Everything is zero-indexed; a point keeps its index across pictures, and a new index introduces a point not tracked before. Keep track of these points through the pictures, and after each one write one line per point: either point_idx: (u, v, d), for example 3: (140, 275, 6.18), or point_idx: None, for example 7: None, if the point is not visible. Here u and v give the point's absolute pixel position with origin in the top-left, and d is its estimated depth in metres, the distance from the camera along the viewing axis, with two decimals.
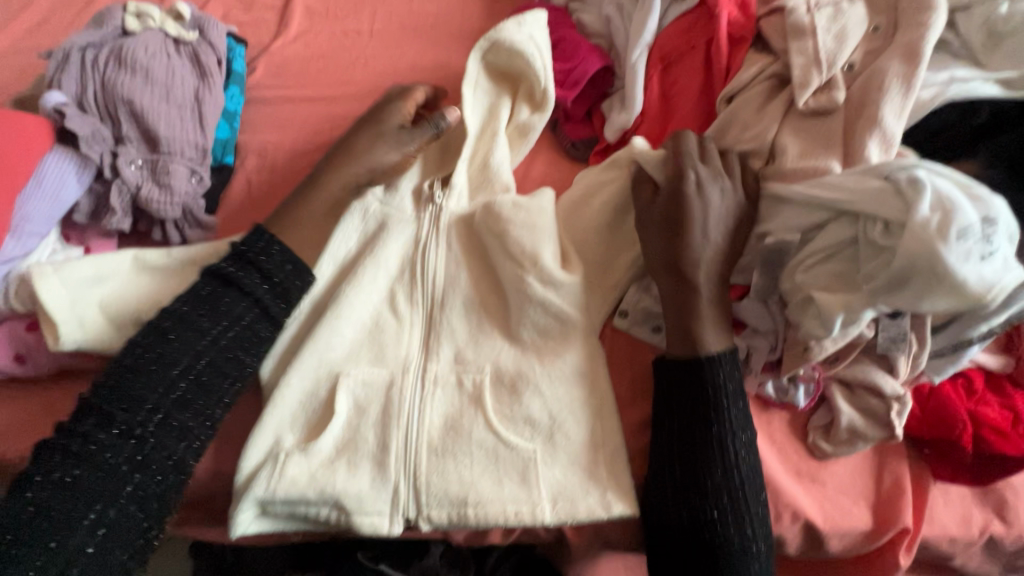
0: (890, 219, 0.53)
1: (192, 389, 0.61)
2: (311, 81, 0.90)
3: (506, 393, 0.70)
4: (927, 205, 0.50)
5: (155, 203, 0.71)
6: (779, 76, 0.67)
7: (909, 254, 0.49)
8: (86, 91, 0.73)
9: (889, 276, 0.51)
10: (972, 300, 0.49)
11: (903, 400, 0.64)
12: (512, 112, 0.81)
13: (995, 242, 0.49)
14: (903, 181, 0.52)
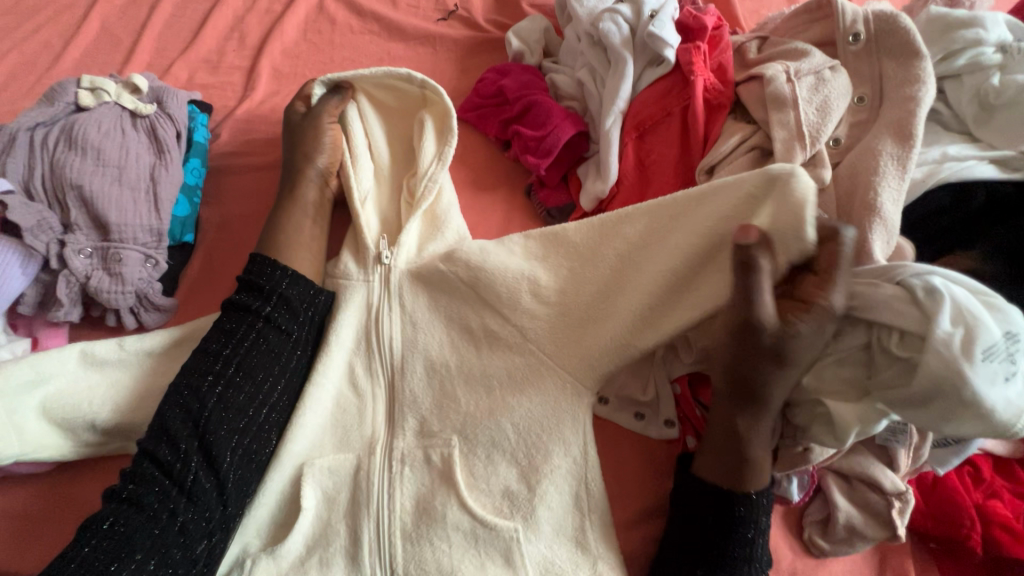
0: (906, 330, 0.48)
1: (221, 415, 0.60)
2: (277, 147, 0.87)
3: (477, 467, 0.64)
4: (946, 319, 0.46)
5: (106, 293, 0.68)
6: (760, 147, 0.63)
7: (935, 373, 0.46)
8: (34, 176, 0.70)
9: (910, 394, 0.47)
10: (997, 426, 0.46)
11: (904, 497, 0.60)
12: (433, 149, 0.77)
13: (1018, 360, 0.45)
14: (918, 289, 0.48)
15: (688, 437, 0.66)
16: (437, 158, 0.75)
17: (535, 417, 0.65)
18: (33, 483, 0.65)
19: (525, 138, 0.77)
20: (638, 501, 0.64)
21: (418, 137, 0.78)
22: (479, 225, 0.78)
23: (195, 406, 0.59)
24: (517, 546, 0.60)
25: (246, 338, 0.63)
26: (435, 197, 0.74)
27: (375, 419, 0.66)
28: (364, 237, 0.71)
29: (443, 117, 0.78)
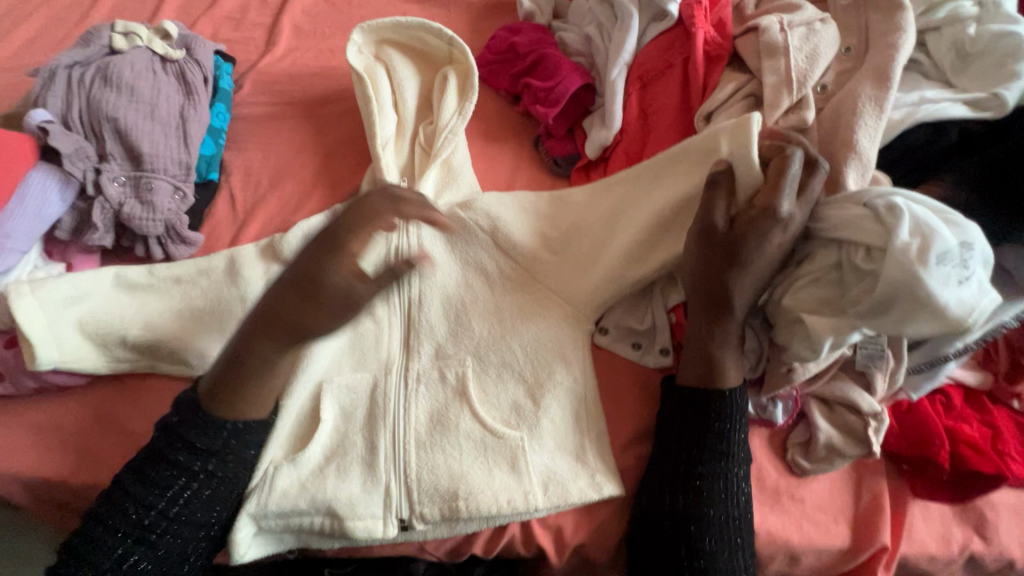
0: (872, 245, 0.53)
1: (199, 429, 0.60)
2: (297, 97, 0.91)
3: (484, 389, 0.69)
4: (906, 230, 0.51)
5: (138, 219, 0.72)
6: (753, 95, 0.68)
7: (893, 280, 0.51)
8: (71, 109, 0.73)
9: (872, 302, 0.52)
10: (951, 325, 0.50)
11: (880, 417, 0.65)
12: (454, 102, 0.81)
13: (972, 266, 0.50)
14: (881, 208, 0.53)
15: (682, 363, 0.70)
16: (457, 113, 0.79)
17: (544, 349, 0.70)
18: (69, 394, 0.69)
19: (535, 90, 0.82)
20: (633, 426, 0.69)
21: (440, 91, 0.83)
22: (488, 172, 0.82)
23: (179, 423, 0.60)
24: (518, 457, 0.65)
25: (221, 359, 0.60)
26: (453, 149, 0.79)
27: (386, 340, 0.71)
28: (383, 177, 0.76)
29: (465, 74, 0.82)
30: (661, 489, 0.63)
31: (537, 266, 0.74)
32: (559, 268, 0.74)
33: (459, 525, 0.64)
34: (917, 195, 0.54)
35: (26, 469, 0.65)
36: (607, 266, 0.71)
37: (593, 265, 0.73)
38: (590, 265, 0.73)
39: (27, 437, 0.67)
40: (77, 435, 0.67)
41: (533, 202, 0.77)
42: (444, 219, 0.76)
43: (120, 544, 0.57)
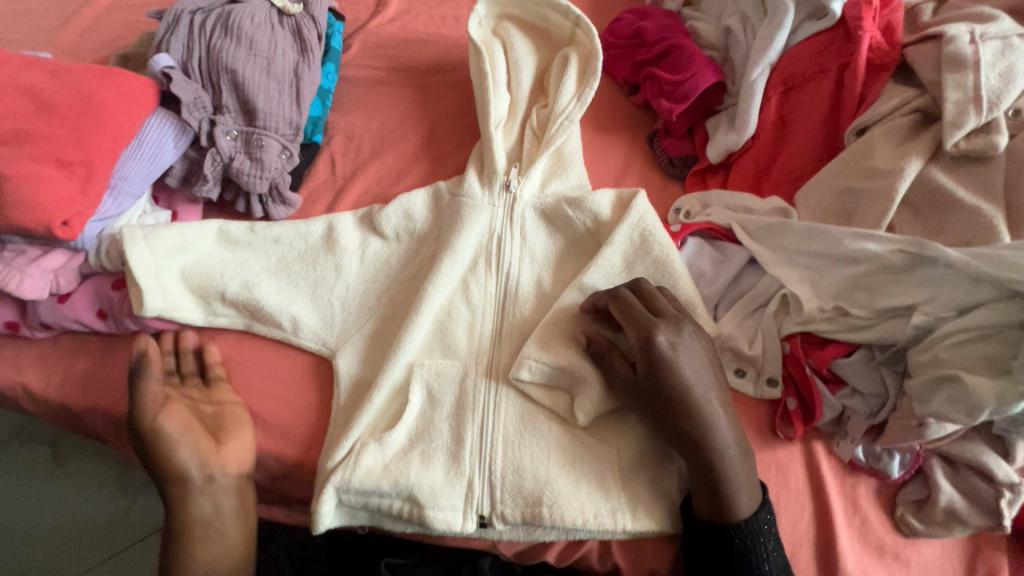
0: None
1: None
2: (404, 65, 0.89)
3: (564, 399, 0.65)
4: None
5: (246, 175, 0.71)
6: (924, 111, 0.60)
7: None
8: (192, 56, 0.73)
9: None
10: None
11: (1016, 489, 0.58)
12: (575, 87, 0.76)
13: None
14: None
15: (791, 398, 0.64)
16: (575, 99, 0.75)
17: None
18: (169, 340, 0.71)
19: (661, 81, 0.76)
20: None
21: (558, 75, 0.78)
22: (598, 164, 0.78)
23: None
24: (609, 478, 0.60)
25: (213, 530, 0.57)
26: (567, 138, 0.75)
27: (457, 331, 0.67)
28: (492, 160, 0.73)
29: (587, 59, 0.78)
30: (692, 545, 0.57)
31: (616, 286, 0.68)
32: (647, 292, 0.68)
33: (539, 530, 0.61)
34: None
35: (124, 409, 0.68)
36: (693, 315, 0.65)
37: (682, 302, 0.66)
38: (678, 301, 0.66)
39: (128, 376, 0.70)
40: None
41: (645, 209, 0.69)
42: (550, 211, 0.72)
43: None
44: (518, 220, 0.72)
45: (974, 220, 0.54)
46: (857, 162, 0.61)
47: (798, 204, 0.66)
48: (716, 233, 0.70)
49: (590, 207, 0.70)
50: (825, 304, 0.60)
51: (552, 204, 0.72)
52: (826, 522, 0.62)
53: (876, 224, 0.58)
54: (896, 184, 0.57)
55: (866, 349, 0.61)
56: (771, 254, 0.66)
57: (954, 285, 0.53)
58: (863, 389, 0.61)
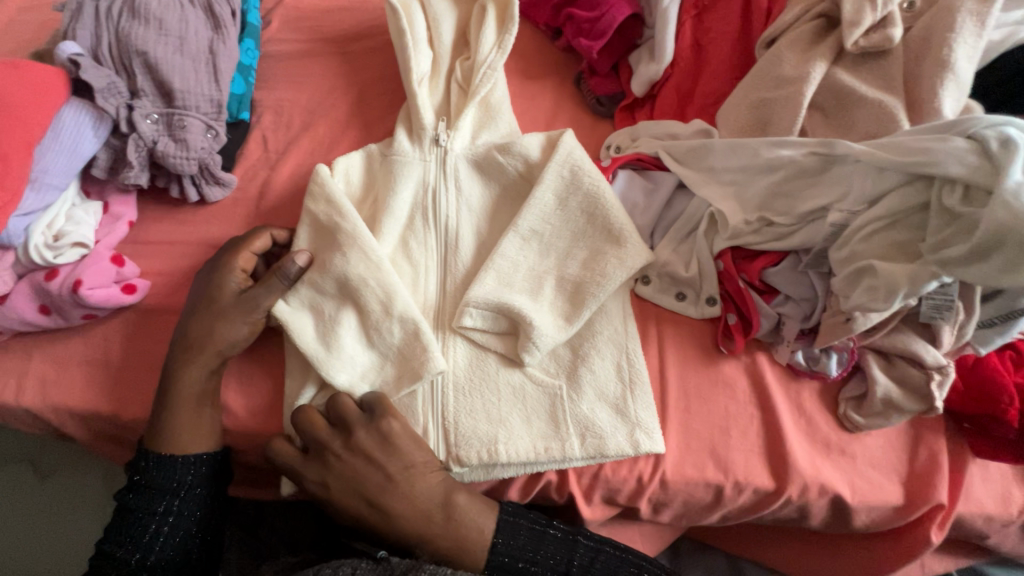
0: (972, 184, 0.48)
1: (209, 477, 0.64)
2: (328, 34, 0.88)
3: (511, 342, 0.67)
4: (1020, 169, 0.45)
5: (171, 157, 0.70)
6: (827, 15, 0.61)
7: (996, 224, 0.45)
8: (101, 43, 0.71)
9: (969, 249, 0.47)
10: None
11: (945, 371, 0.61)
12: (495, 34, 0.76)
13: None
14: (992, 142, 0.47)
15: (730, 313, 0.65)
16: (496, 48, 0.75)
17: (557, 303, 0.67)
18: (123, 330, 0.72)
19: (579, 21, 0.76)
20: (673, 382, 0.66)
21: (478, 26, 0.78)
22: (527, 111, 0.78)
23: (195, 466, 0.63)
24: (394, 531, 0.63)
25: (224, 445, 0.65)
26: (492, 87, 0.75)
27: (400, 288, 0.66)
28: (419, 116, 0.73)
29: (505, 6, 0.77)
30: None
31: (543, 228, 0.69)
32: (575, 227, 0.69)
33: (493, 471, 0.63)
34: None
35: (81, 403, 0.69)
36: (620, 246, 0.67)
37: (609, 231, 0.68)
38: (604, 230, 0.68)
39: (80, 371, 0.71)
40: (131, 373, 0.70)
41: (575, 145, 0.70)
42: (481, 159, 0.73)
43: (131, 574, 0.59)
44: (454, 172, 0.72)
45: (878, 112, 0.55)
46: (768, 72, 0.62)
47: (719, 123, 0.67)
48: (645, 163, 0.71)
49: (521, 151, 0.71)
50: (750, 216, 0.62)
51: (484, 152, 0.73)
52: (773, 427, 0.64)
53: (788, 130, 0.59)
54: (804, 89, 0.58)
55: (793, 255, 0.62)
56: (698, 175, 0.67)
57: (862, 177, 0.55)
58: (794, 294, 0.63)
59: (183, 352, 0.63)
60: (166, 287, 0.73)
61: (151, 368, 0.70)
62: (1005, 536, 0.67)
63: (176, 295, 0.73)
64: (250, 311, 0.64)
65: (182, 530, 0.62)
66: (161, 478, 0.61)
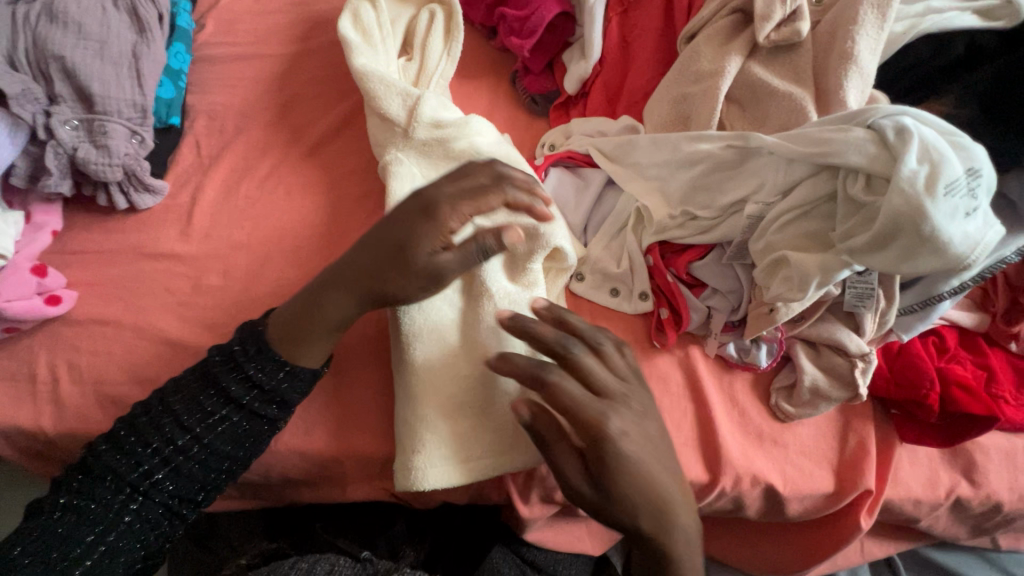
0: (873, 173, 0.49)
1: (180, 463, 0.58)
2: (263, 36, 0.87)
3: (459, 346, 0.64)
4: (914, 158, 0.46)
5: (93, 164, 0.69)
6: (743, 11, 0.61)
7: (894, 211, 0.46)
8: (16, 48, 0.69)
9: (870, 237, 0.48)
10: (952, 263, 0.47)
11: (868, 358, 0.62)
12: (432, 40, 0.76)
13: (979, 197, 0.46)
14: (889, 131, 0.48)
15: (661, 308, 0.65)
16: (445, 55, 0.75)
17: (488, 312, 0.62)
18: (48, 342, 0.70)
19: (510, 19, 0.76)
20: None
21: (423, 30, 0.77)
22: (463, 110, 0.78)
23: (155, 452, 0.58)
24: (416, 453, 0.58)
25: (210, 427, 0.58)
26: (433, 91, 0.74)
27: None
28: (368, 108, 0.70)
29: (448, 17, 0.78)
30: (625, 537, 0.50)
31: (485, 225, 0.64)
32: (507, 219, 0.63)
33: None
34: (927, 115, 0.49)
35: (7, 418, 0.67)
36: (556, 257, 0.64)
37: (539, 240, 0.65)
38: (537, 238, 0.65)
39: (5, 386, 0.69)
40: (54, 386, 0.68)
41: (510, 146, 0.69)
42: (427, 146, 0.67)
43: (149, 458, 0.57)
44: (397, 164, 0.67)
45: (788, 105, 0.56)
46: (687, 67, 0.62)
47: (645, 119, 0.68)
48: (577, 161, 0.71)
49: (466, 143, 0.67)
50: (674, 210, 0.62)
51: (425, 140, 0.67)
52: (706, 420, 0.64)
53: (707, 124, 0.60)
54: (720, 82, 0.59)
55: (718, 247, 0.63)
56: (625, 172, 0.67)
57: (774, 169, 0.55)
58: (721, 287, 0.63)
59: (346, 271, 0.57)
60: (95, 297, 0.71)
61: (77, 380, 0.68)
62: (936, 519, 0.68)
63: (105, 305, 0.71)
64: (436, 281, 0.54)
65: (218, 440, 0.58)
66: (262, 373, 0.58)
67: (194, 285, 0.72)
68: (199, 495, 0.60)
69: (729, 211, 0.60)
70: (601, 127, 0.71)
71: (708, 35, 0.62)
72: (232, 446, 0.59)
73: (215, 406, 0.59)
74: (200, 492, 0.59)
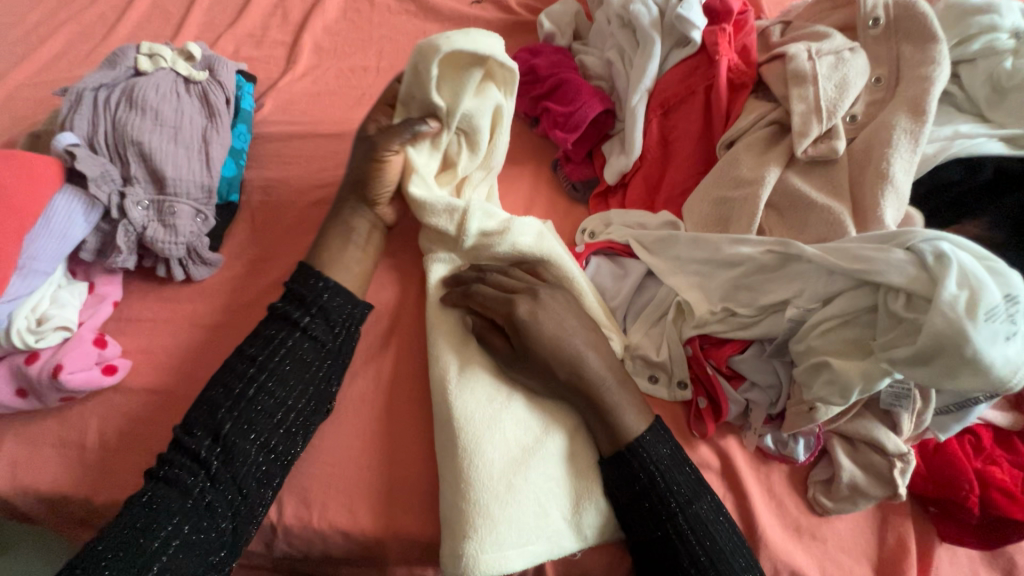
0: (913, 292, 0.51)
1: (236, 433, 0.61)
2: (319, 117, 0.92)
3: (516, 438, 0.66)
4: (954, 282, 0.49)
5: (160, 243, 0.73)
6: (779, 123, 0.67)
7: (937, 332, 0.48)
8: (97, 132, 0.74)
9: (914, 351, 0.50)
10: (995, 384, 0.49)
11: (905, 457, 0.63)
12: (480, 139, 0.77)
13: (1018, 322, 0.48)
14: (928, 255, 0.51)
15: (700, 398, 0.67)
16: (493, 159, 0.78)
17: (541, 406, 0.67)
18: (98, 409, 0.71)
19: (555, 114, 0.81)
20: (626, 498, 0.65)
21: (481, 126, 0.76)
22: (508, 194, 0.82)
23: (212, 431, 0.60)
24: (467, 540, 0.59)
25: (257, 382, 0.63)
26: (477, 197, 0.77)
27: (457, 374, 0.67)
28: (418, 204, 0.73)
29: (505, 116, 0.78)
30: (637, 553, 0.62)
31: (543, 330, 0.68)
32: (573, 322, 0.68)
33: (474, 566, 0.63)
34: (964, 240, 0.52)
35: (53, 487, 0.68)
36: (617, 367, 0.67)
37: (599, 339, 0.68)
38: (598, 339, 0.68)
39: (53, 453, 0.70)
40: (100, 455, 0.69)
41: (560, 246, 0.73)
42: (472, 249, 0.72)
43: (210, 432, 0.60)
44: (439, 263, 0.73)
45: (828, 217, 0.59)
46: (727, 172, 0.66)
47: (684, 216, 0.71)
48: (616, 250, 0.74)
49: (509, 246, 0.71)
50: (714, 307, 0.65)
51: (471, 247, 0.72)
52: (747, 514, 0.65)
53: (747, 229, 0.64)
54: (761, 189, 0.63)
55: (757, 343, 0.65)
56: (666, 265, 0.70)
57: (815, 278, 0.58)
58: (760, 381, 0.65)
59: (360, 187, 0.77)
60: (147, 366, 0.74)
61: (124, 450, 0.69)
62: None
63: (158, 375, 0.73)
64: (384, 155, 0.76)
65: (270, 392, 0.63)
66: (278, 330, 0.67)
67: None
68: (263, 462, 0.61)
69: (772, 309, 0.62)
70: (640, 218, 0.75)
71: (748, 142, 0.66)
72: (292, 389, 0.64)
73: (276, 335, 0.67)
74: (263, 460, 0.61)
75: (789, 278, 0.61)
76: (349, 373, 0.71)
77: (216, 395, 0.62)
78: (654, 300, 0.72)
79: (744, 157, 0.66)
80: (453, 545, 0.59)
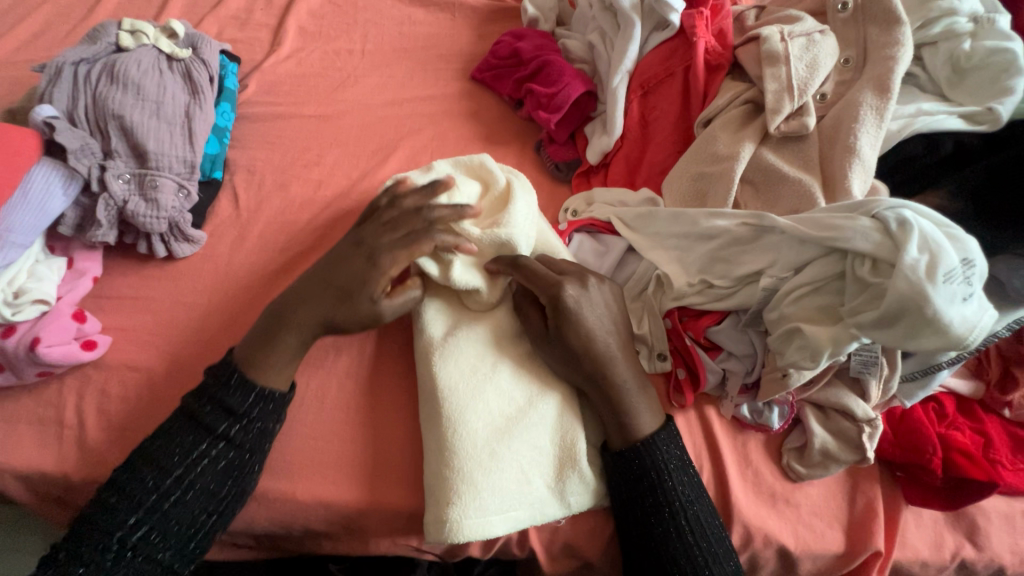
0: (879, 258, 0.54)
1: (161, 519, 0.57)
2: (303, 98, 0.93)
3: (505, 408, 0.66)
4: (915, 247, 0.51)
5: (142, 216, 0.72)
6: (753, 102, 0.69)
7: (899, 294, 0.51)
8: (77, 105, 0.74)
9: (878, 314, 0.53)
10: (954, 342, 0.51)
11: (874, 423, 0.65)
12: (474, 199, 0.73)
13: (974, 283, 0.51)
14: (892, 222, 0.54)
15: (679, 368, 0.69)
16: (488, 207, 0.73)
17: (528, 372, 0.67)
18: (78, 386, 0.70)
19: (538, 95, 0.83)
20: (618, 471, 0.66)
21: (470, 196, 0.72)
22: None
23: (135, 512, 0.56)
24: (451, 506, 0.60)
25: (198, 460, 0.59)
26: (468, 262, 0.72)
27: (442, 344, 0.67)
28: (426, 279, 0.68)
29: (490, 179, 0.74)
30: (623, 526, 0.64)
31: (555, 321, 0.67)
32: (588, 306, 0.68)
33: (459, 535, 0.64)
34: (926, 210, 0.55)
35: (29, 465, 0.67)
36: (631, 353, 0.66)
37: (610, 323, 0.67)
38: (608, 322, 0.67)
39: (30, 430, 0.69)
40: (79, 431, 0.69)
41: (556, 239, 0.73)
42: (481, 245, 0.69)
43: (134, 512, 0.56)
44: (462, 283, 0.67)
45: (799, 189, 0.62)
46: (704, 149, 0.69)
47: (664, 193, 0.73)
48: (598, 227, 0.76)
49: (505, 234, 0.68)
50: (692, 279, 0.67)
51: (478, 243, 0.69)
52: (723, 481, 0.67)
53: (723, 203, 0.66)
54: (735, 164, 0.65)
55: (734, 314, 0.67)
56: (646, 240, 0.72)
57: (788, 248, 0.61)
58: (736, 351, 0.67)
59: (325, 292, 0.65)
60: (128, 342, 0.73)
61: (104, 426, 0.69)
62: None
63: (138, 351, 0.72)
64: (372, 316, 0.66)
65: (202, 479, 0.59)
66: (233, 400, 0.61)
67: (226, 335, 0.74)
68: (191, 544, 0.59)
69: (749, 279, 0.64)
70: (621, 195, 0.77)
71: (724, 120, 0.69)
72: (226, 477, 0.60)
73: (195, 444, 0.60)
74: (190, 540, 0.59)
75: (762, 249, 0.63)
76: (334, 347, 0.71)
77: (118, 506, 0.56)
78: (634, 274, 0.73)
79: (721, 134, 0.68)
80: (437, 511, 0.60)
